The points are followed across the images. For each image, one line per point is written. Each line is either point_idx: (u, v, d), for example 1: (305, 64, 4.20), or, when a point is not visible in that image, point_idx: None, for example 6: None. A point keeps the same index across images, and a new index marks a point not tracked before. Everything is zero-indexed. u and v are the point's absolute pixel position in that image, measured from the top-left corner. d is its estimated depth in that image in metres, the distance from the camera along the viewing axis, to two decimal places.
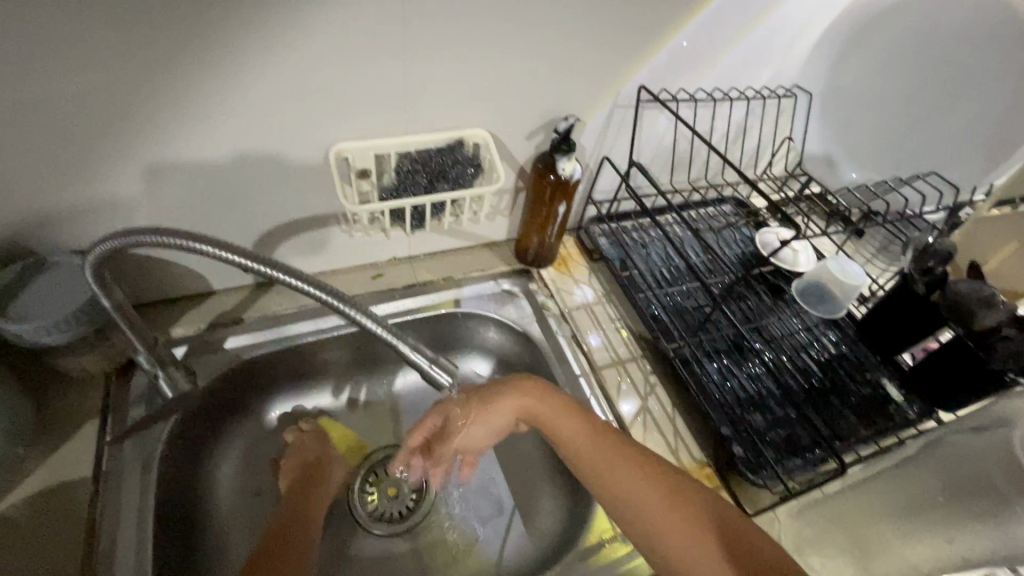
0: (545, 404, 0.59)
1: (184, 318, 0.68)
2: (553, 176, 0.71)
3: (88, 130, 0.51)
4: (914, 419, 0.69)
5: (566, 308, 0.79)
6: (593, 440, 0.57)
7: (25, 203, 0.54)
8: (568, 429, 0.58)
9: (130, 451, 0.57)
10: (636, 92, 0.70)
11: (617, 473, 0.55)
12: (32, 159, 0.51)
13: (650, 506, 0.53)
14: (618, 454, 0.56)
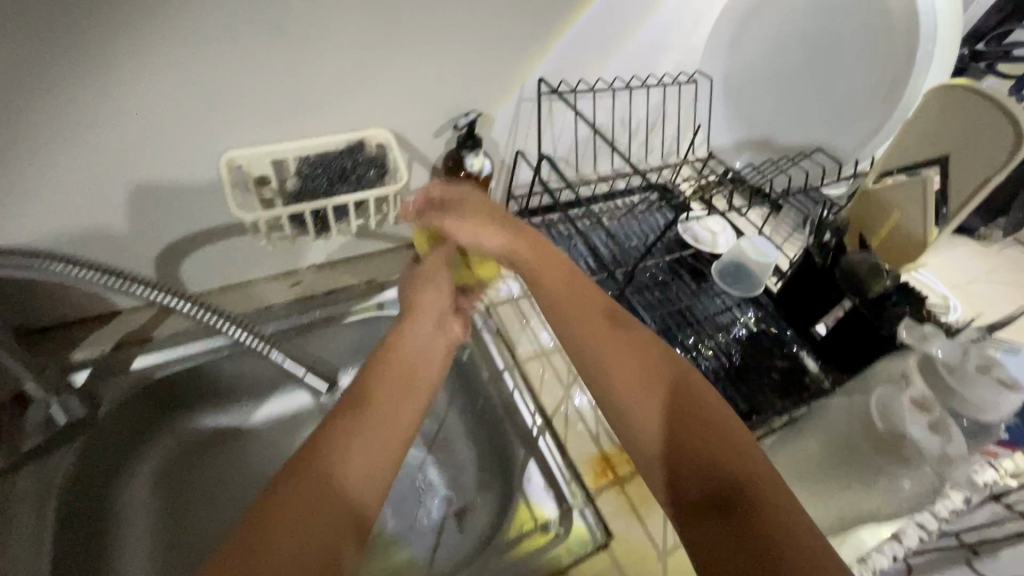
0: (530, 255, 0.56)
1: (88, 341, 0.66)
2: (462, 172, 0.70)
3: None
4: (828, 389, 0.72)
5: (492, 303, 0.79)
6: (569, 295, 0.53)
7: None
8: (547, 276, 0.55)
9: (24, 480, 0.55)
10: (536, 86, 0.71)
11: (582, 330, 0.50)
12: None
13: (609, 360, 0.47)
14: (591, 311, 0.51)
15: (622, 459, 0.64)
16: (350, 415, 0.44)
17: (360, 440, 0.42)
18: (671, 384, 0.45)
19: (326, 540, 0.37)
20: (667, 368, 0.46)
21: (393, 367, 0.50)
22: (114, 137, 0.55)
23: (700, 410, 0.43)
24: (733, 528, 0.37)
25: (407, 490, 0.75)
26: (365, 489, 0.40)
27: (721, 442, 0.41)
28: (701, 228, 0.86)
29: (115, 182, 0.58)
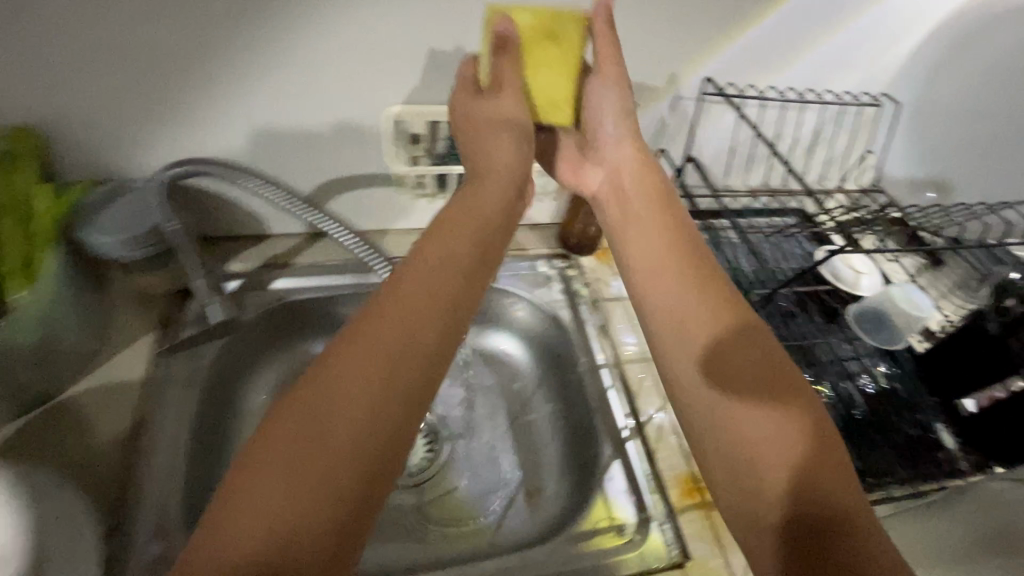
0: (643, 206, 0.56)
1: (243, 254, 0.74)
2: None
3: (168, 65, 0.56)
4: (965, 471, 0.63)
5: (600, 297, 0.78)
6: (665, 259, 0.51)
7: (107, 135, 0.60)
8: (648, 240, 0.53)
9: (180, 365, 0.63)
10: (701, 85, 0.68)
11: (673, 299, 0.48)
12: (105, 84, 0.56)
13: (720, 348, 0.45)
14: (699, 279, 0.49)
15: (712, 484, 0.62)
16: (394, 303, 0.40)
17: (402, 348, 0.38)
18: (755, 357, 0.44)
19: (368, 446, 0.35)
20: (760, 340, 0.45)
21: (428, 242, 0.44)
22: (298, 77, 0.59)
23: (781, 380, 0.43)
24: (812, 521, 0.37)
25: (482, 459, 0.76)
26: (412, 380, 0.38)
27: (801, 415, 0.41)
28: (843, 265, 0.79)
29: (290, 121, 0.63)
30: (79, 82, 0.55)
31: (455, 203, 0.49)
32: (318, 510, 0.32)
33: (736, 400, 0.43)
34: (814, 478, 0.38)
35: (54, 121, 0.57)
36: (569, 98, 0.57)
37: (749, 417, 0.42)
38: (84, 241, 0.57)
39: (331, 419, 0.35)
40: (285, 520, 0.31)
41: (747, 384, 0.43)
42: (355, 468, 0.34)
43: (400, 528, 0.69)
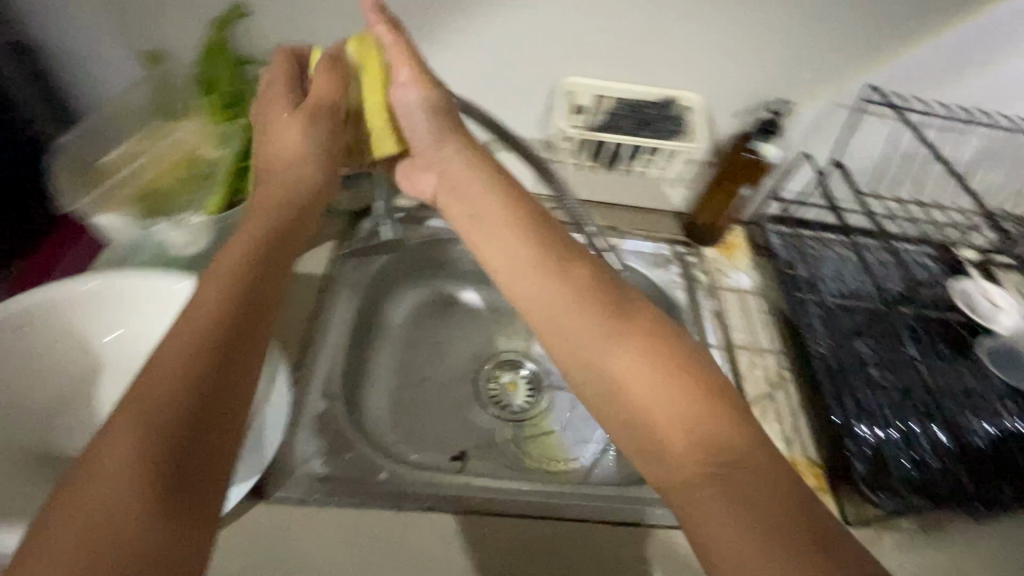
0: (459, 169, 0.59)
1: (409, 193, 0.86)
2: (745, 155, 0.74)
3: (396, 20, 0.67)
4: None
5: (718, 285, 0.82)
6: (542, 289, 0.48)
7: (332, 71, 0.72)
8: (496, 240, 0.53)
9: (350, 268, 0.76)
10: (865, 93, 0.70)
11: (585, 327, 0.45)
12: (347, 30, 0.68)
13: (633, 377, 0.43)
14: (557, 282, 0.48)
15: (810, 472, 0.64)
16: (227, 258, 0.46)
17: (224, 294, 0.42)
18: (665, 352, 0.43)
19: (191, 381, 0.36)
20: (653, 326, 0.45)
21: (257, 218, 0.53)
22: (494, 40, 0.68)
23: (688, 368, 0.42)
24: (728, 482, 0.36)
25: (578, 414, 0.81)
26: (234, 319, 0.41)
27: (705, 406, 0.40)
28: (981, 297, 0.75)
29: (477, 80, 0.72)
30: (330, 26, 0.68)
31: (278, 194, 0.56)
32: (149, 441, 0.33)
33: (651, 414, 0.41)
34: (734, 459, 0.37)
35: None
36: (388, 134, 0.65)
37: (673, 420, 0.40)
38: None
39: (156, 376, 0.36)
40: (125, 459, 0.32)
41: (669, 387, 0.41)
42: (182, 393, 0.35)
43: (498, 453, 0.76)
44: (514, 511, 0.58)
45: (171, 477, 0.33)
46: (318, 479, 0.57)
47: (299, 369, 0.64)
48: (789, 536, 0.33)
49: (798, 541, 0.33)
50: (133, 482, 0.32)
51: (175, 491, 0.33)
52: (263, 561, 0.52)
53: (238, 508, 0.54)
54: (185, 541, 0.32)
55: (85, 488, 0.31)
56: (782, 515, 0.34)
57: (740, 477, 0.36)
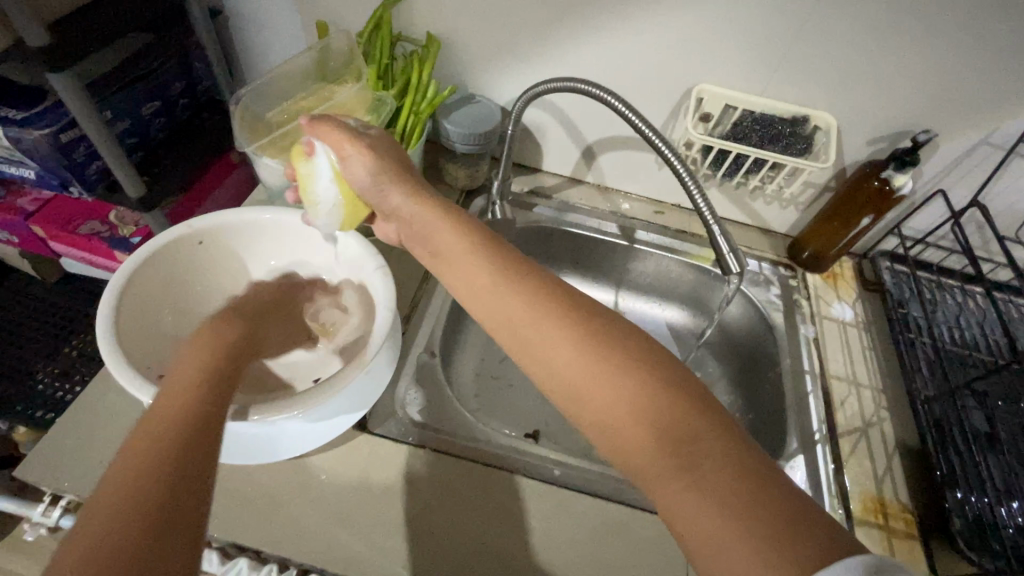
0: (417, 207, 0.53)
1: (520, 179, 0.90)
2: (874, 183, 0.72)
3: (543, 14, 0.71)
4: None
5: (819, 313, 0.79)
6: (513, 297, 0.44)
7: (474, 56, 0.78)
8: (445, 233, 0.50)
9: None
10: (1020, 133, 0.66)
11: (557, 337, 0.42)
12: (494, 19, 0.73)
13: (592, 396, 0.39)
14: (520, 289, 0.45)
15: (900, 517, 0.61)
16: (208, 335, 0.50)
17: (190, 390, 0.41)
18: (606, 344, 0.41)
19: (194, 420, 0.39)
20: (601, 326, 0.42)
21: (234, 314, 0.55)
22: (634, 41, 0.70)
23: (634, 358, 0.40)
24: (695, 474, 0.34)
25: None
26: (218, 377, 0.44)
27: (661, 398, 0.38)
28: None
29: (608, 77, 0.75)
30: (479, 12, 0.73)
31: (274, 346, 0.60)
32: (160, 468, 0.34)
33: (605, 417, 0.39)
34: (692, 446, 0.36)
35: (449, 39, 0.76)
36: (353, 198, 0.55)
37: (634, 422, 0.38)
38: (441, 128, 0.77)
39: (157, 420, 0.38)
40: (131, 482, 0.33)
41: (616, 387, 0.39)
42: (178, 433, 0.37)
43: (569, 439, 0.78)
44: (590, 490, 0.60)
45: (172, 489, 0.34)
46: (414, 424, 0.62)
47: (407, 324, 0.70)
48: (766, 520, 0.31)
49: (777, 531, 0.31)
50: (131, 510, 0.32)
51: (171, 510, 0.33)
52: (360, 484, 0.57)
53: (344, 434, 0.60)
54: (184, 539, 0.32)
55: (95, 519, 0.31)
56: (754, 504, 0.32)
57: (706, 468, 0.34)
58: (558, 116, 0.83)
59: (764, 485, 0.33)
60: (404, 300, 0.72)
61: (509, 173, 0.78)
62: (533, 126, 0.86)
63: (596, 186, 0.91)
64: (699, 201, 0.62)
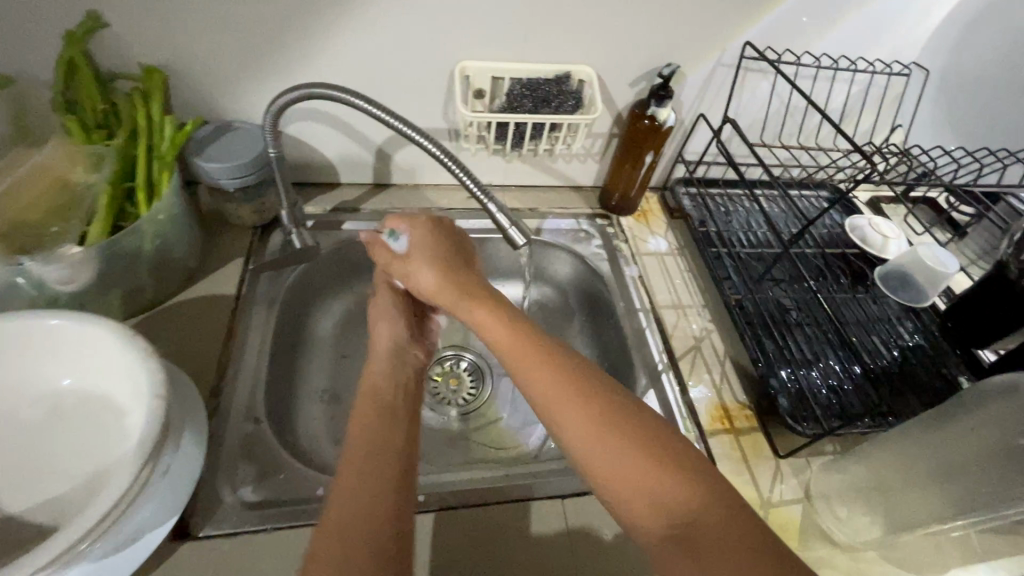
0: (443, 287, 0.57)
1: (318, 198, 0.83)
2: (646, 121, 0.76)
3: (269, 19, 0.64)
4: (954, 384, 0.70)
5: (638, 252, 0.84)
6: (542, 369, 0.47)
7: (211, 79, 0.68)
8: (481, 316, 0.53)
9: (263, 284, 0.71)
10: (741, 50, 0.74)
11: (577, 413, 0.45)
12: (215, 34, 0.64)
13: (601, 461, 0.43)
14: (550, 363, 0.48)
15: (741, 415, 0.67)
16: (371, 394, 0.53)
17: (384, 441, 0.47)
18: (631, 431, 0.43)
19: (399, 479, 0.44)
20: (625, 409, 0.45)
21: (379, 366, 0.57)
22: (377, 30, 0.66)
23: (658, 444, 0.43)
24: (692, 548, 0.38)
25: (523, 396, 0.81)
26: (403, 438, 0.48)
27: (676, 485, 0.41)
28: (871, 230, 0.83)
29: (367, 72, 0.70)
30: (194, 30, 0.63)
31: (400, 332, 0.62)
32: (373, 530, 0.40)
33: (618, 482, 0.42)
34: (696, 529, 0.39)
35: (173, 66, 0.66)
36: None
37: (640, 500, 0.41)
38: (196, 167, 0.67)
39: (354, 483, 0.43)
40: (349, 544, 0.39)
41: (637, 468, 0.42)
42: (397, 486, 0.44)
43: (444, 450, 0.74)
44: (463, 501, 0.57)
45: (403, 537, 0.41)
46: (250, 507, 0.54)
47: (215, 397, 0.60)
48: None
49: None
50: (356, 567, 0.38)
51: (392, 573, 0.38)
52: None
53: (159, 553, 0.50)
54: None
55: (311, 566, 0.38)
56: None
57: (717, 548, 0.38)
58: (335, 123, 0.77)
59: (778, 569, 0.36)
60: (208, 371, 0.62)
61: (293, 197, 0.71)
62: (312, 140, 0.78)
63: (404, 186, 0.87)
64: (465, 182, 0.58)
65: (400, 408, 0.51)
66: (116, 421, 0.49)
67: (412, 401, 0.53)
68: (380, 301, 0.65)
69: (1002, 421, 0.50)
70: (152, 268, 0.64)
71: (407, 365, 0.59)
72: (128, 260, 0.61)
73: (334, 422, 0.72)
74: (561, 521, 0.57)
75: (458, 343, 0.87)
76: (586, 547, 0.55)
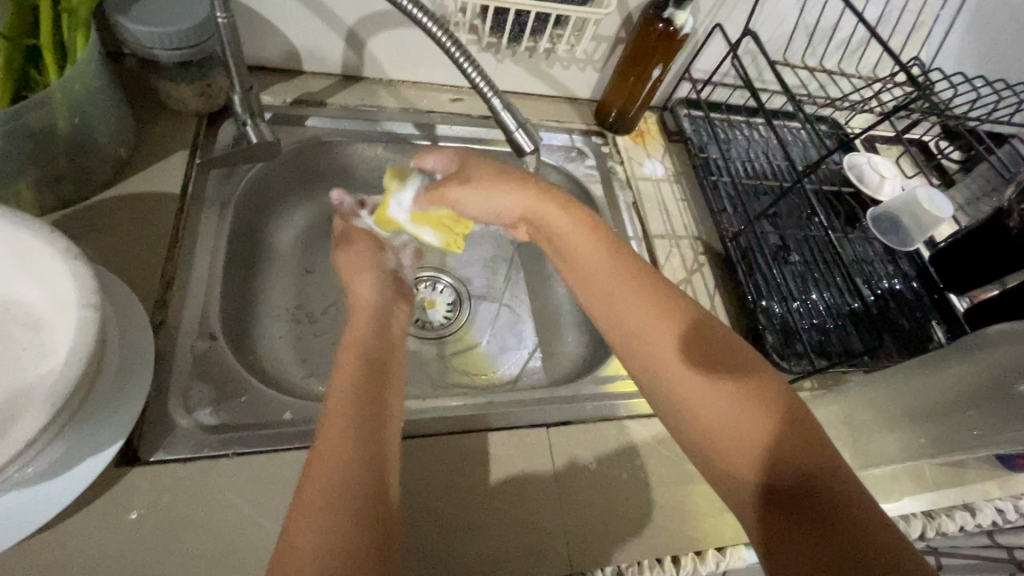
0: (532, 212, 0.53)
1: (277, 88, 0.71)
2: (660, 26, 0.68)
3: None
4: (927, 329, 0.70)
5: (633, 176, 0.78)
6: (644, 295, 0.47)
7: None
8: (594, 256, 0.50)
9: (213, 185, 0.61)
10: None
11: (676, 343, 0.44)
12: None
13: (701, 393, 0.42)
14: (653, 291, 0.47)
15: None
16: (350, 353, 0.47)
17: (356, 414, 0.41)
18: (721, 356, 0.43)
19: (382, 454, 0.39)
20: (720, 337, 0.44)
21: (361, 324, 0.53)
22: None
23: (763, 394, 0.41)
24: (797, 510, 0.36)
25: (503, 322, 0.77)
26: (384, 403, 0.43)
27: (775, 430, 0.39)
28: (869, 169, 0.80)
29: None
30: None
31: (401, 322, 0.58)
32: (350, 513, 0.35)
33: (709, 418, 0.41)
34: (794, 479, 0.37)
35: None
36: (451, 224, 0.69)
37: (735, 440, 0.40)
38: (121, 30, 0.54)
39: (325, 460, 0.37)
40: (332, 527, 0.34)
41: (752, 413, 0.40)
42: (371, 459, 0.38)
43: (418, 373, 0.70)
44: (443, 429, 0.54)
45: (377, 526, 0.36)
46: (208, 430, 0.48)
47: (162, 309, 0.53)
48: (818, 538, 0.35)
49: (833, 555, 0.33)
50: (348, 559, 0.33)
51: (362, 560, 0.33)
52: (143, 533, 0.43)
53: (102, 478, 0.44)
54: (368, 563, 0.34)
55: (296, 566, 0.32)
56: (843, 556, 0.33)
57: (811, 515, 0.35)
58: None
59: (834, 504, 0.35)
60: (150, 279, 0.54)
61: (249, 80, 0.59)
62: (269, 14, 0.65)
63: (378, 81, 0.75)
64: (466, 69, 0.49)
65: (386, 367, 0.47)
66: (36, 335, 0.42)
67: (392, 367, 0.48)
68: (349, 256, 0.62)
69: (994, 362, 0.51)
70: (72, 152, 0.53)
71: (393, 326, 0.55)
72: (40, 139, 0.50)
73: (299, 343, 0.66)
74: (545, 451, 0.55)
75: (435, 264, 0.80)
76: (572, 476, 0.54)
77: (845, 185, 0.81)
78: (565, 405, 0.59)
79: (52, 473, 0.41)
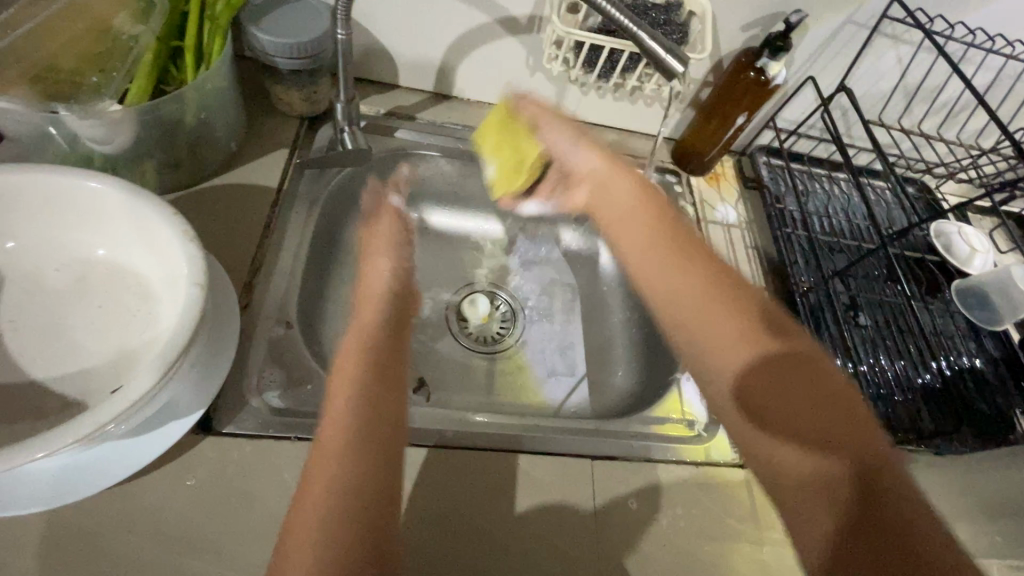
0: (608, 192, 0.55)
1: (374, 99, 0.76)
2: (752, 74, 0.69)
3: None
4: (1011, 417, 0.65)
5: (704, 218, 0.78)
6: (682, 276, 0.48)
7: None
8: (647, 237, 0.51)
9: (305, 183, 0.66)
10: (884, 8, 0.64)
11: (730, 325, 0.45)
12: None
13: (753, 378, 0.43)
14: (690, 269, 0.48)
15: None
16: (347, 355, 0.47)
17: (354, 421, 0.41)
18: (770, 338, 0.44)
19: (383, 463, 0.40)
20: (765, 318, 0.46)
21: (358, 318, 0.52)
22: None
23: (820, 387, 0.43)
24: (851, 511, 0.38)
25: (554, 346, 0.78)
26: (387, 406, 0.43)
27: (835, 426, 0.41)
28: (960, 240, 0.75)
29: None
30: None
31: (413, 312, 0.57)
32: (348, 519, 0.35)
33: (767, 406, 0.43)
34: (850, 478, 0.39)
35: None
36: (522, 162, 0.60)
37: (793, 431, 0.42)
38: (252, 39, 0.60)
39: (325, 469, 0.38)
40: (331, 536, 0.34)
41: (811, 404, 0.42)
42: (370, 469, 0.39)
43: (467, 385, 0.72)
44: (489, 444, 0.55)
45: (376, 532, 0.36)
46: (274, 413, 0.52)
47: (248, 293, 0.57)
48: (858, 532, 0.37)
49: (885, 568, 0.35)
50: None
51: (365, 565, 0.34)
52: (205, 500, 0.46)
53: (179, 442, 0.48)
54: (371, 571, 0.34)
55: None
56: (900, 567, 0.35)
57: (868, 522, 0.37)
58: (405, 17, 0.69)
59: (874, 496, 0.38)
60: (241, 264, 0.58)
61: (353, 92, 0.63)
62: (377, 33, 0.70)
63: (466, 102, 0.79)
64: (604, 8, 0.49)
65: (385, 366, 0.47)
66: (146, 305, 0.46)
67: (394, 366, 0.48)
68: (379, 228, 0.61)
69: None
70: (192, 142, 0.58)
71: (398, 314, 0.55)
72: (169, 128, 0.55)
73: None
74: (586, 483, 0.55)
75: (495, 281, 0.82)
76: (609, 512, 0.54)
77: (930, 253, 0.77)
78: (610, 440, 0.58)
79: (139, 431, 0.45)
